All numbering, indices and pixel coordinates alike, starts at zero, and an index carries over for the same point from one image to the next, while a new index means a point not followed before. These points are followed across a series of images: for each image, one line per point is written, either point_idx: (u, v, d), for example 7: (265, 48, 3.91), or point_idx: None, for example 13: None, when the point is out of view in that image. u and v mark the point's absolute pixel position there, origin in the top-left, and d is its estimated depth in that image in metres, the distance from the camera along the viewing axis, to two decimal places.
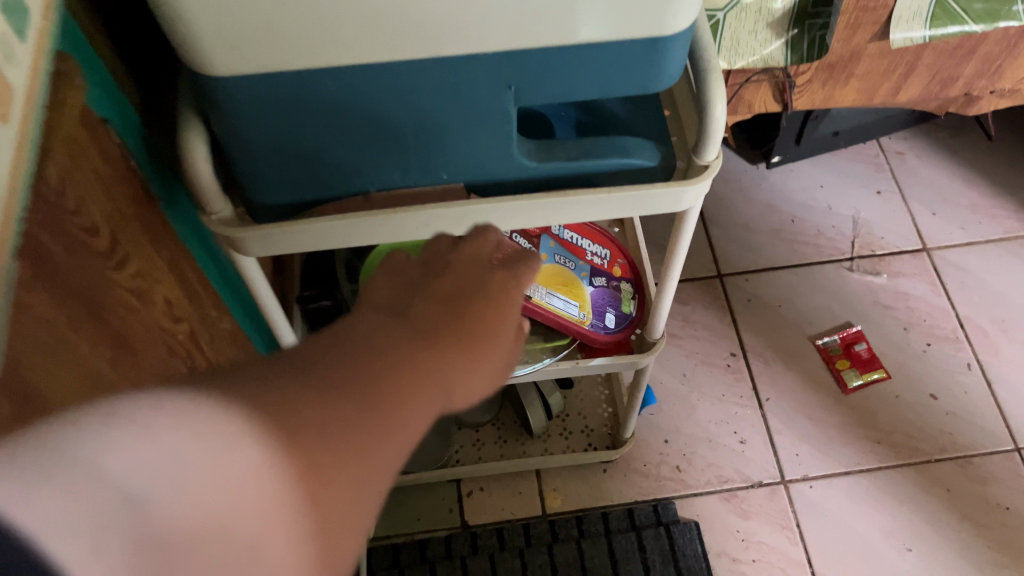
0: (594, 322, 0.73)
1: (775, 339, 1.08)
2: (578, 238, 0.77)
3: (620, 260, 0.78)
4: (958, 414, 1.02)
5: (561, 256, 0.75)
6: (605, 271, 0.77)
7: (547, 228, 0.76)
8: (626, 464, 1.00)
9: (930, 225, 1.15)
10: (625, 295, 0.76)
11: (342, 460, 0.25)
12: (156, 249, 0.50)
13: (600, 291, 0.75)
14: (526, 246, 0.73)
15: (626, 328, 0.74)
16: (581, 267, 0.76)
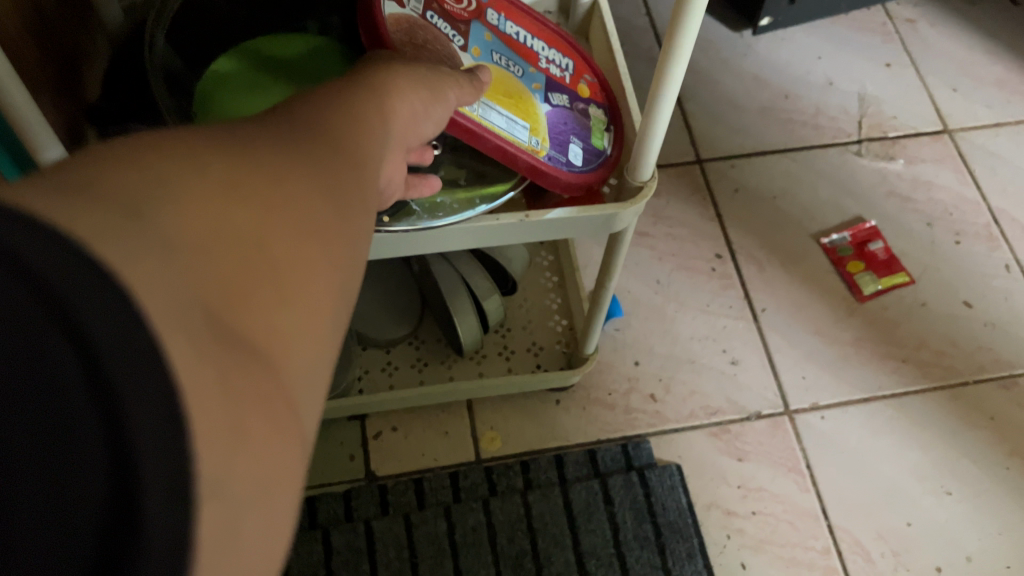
0: (554, 155, 0.48)
1: (771, 237, 0.85)
2: (525, 35, 0.52)
3: (588, 77, 0.53)
4: (998, 326, 0.81)
5: (503, 55, 0.50)
6: (567, 88, 0.52)
7: (480, 15, 0.50)
8: (587, 393, 0.76)
9: (951, 103, 0.94)
10: (596, 123, 0.52)
11: (314, 190, 0.23)
12: None
13: (560, 114, 0.50)
14: (448, 32, 0.48)
15: (598, 171, 0.50)
16: (532, 76, 0.51)
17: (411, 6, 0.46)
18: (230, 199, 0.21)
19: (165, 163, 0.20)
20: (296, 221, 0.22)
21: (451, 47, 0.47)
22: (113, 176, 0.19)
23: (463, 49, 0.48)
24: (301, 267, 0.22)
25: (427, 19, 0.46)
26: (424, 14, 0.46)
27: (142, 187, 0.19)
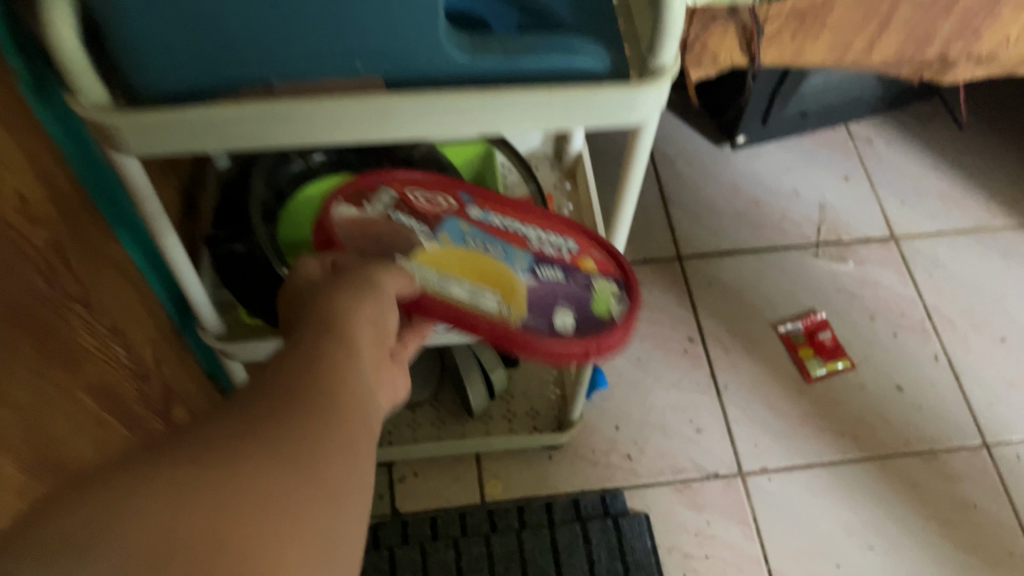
0: (534, 323, 0.48)
1: (736, 324, 1.02)
2: (514, 222, 0.53)
3: (592, 255, 0.54)
4: (924, 407, 0.96)
5: (481, 237, 0.50)
6: (564, 263, 0.52)
7: (460, 211, 0.52)
8: (574, 451, 0.93)
9: (899, 213, 1.11)
10: (600, 294, 0.52)
11: (262, 469, 0.29)
12: (9, 135, 0.41)
13: (550, 284, 0.50)
14: (412, 225, 0.50)
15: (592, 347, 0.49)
16: (520, 253, 0.51)
17: (371, 209, 0.51)
18: (185, 506, 0.26)
19: (130, 496, 0.26)
20: (246, 505, 0.27)
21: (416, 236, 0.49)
22: (93, 520, 0.25)
23: (430, 230, 0.50)
24: (259, 532, 0.27)
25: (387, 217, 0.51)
26: (384, 215, 0.51)
27: (112, 523, 0.25)
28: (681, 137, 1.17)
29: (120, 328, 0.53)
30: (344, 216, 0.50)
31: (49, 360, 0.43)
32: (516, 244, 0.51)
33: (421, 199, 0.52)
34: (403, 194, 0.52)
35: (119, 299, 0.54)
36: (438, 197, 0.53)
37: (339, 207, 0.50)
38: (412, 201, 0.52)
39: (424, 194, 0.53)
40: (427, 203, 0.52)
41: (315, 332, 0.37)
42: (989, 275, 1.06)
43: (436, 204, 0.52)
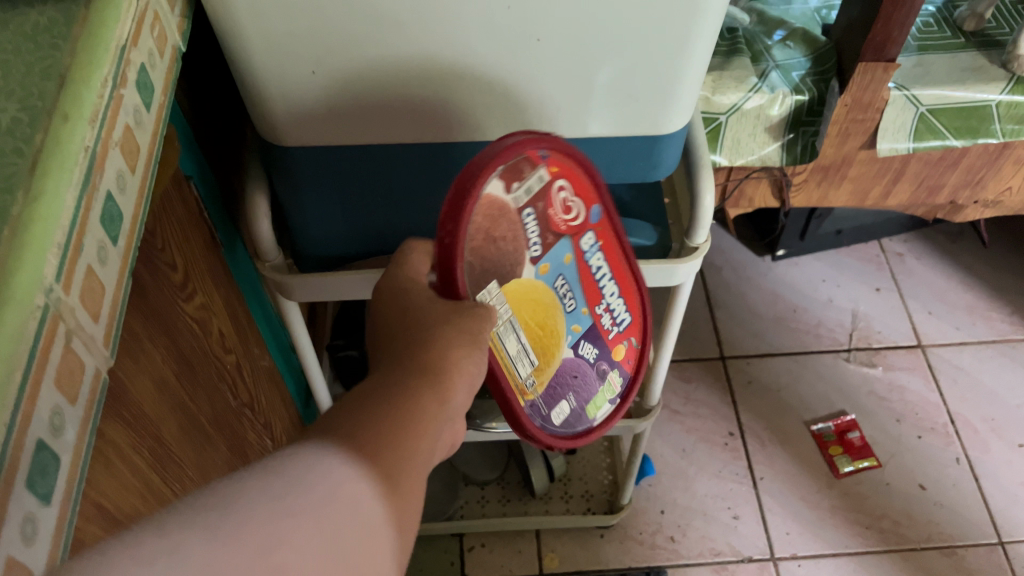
0: (537, 406, 0.50)
1: (773, 421, 1.14)
2: (604, 272, 0.53)
3: (630, 338, 0.57)
4: (945, 505, 1.06)
5: (568, 284, 0.50)
6: (603, 342, 0.55)
7: (577, 234, 0.50)
8: (623, 530, 1.04)
9: (926, 323, 1.23)
10: (603, 393, 0.57)
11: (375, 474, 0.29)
12: (216, 288, 0.57)
13: (575, 363, 0.53)
14: (530, 237, 0.46)
15: (570, 440, 0.54)
16: (581, 316, 0.52)
17: (516, 194, 0.44)
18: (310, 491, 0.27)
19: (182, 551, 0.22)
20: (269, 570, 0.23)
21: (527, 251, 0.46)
22: None
23: (534, 262, 0.47)
24: None
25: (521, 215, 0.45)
26: (522, 210, 0.45)
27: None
28: (727, 249, 1.31)
29: (270, 424, 0.69)
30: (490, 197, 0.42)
31: (232, 453, 0.58)
32: (585, 307, 0.52)
33: (562, 204, 0.48)
34: (552, 188, 0.47)
35: (270, 400, 0.69)
36: (572, 205, 0.49)
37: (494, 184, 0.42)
38: (554, 208, 0.48)
39: (566, 196, 0.48)
40: (565, 209, 0.48)
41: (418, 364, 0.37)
42: (1010, 384, 1.17)
43: (568, 215, 0.49)
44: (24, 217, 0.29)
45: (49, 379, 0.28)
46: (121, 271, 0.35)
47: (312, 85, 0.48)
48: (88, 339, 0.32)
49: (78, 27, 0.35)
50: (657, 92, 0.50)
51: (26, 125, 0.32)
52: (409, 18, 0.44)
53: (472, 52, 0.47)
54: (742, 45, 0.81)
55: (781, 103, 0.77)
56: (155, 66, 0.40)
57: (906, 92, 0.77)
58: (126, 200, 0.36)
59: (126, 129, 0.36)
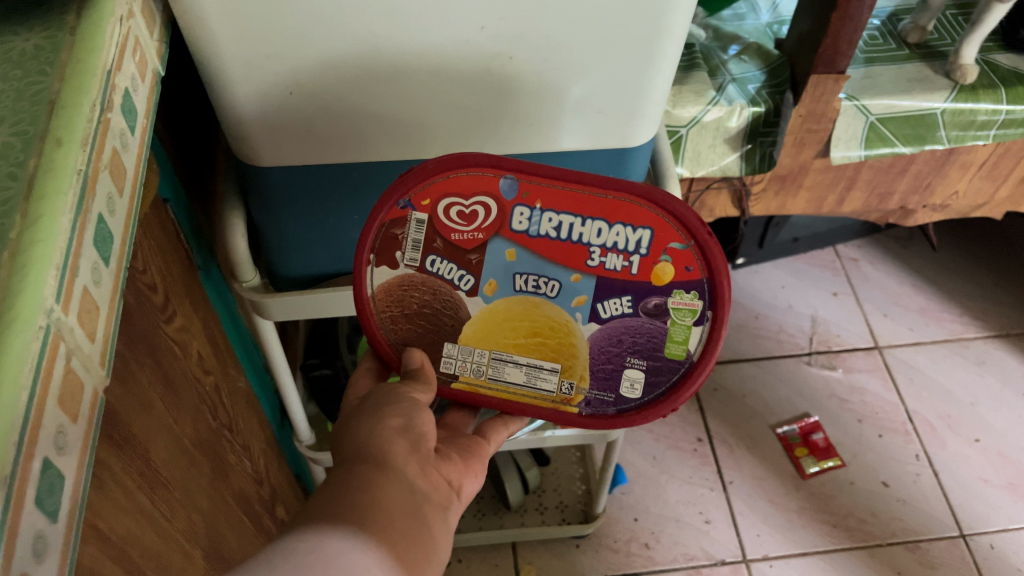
0: (594, 397, 0.52)
1: (739, 426, 1.16)
2: (569, 219, 0.47)
3: (667, 252, 0.48)
4: (908, 501, 1.09)
5: (529, 274, 0.49)
6: (631, 282, 0.48)
7: (503, 223, 0.48)
8: (598, 540, 1.06)
9: (882, 325, 1.27)
10: (677, 321, 0.49)
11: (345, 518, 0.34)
12: (194, 309, 0.58)
13: (611, 330, 0.50)
14: (454, 276, 0.49)
15: (659, 401, 0.51)
16: (576, 285, 0.49)
17: (406, 261, 0.49)
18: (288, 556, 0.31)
19: None
20: None
21: (458, 293, 0.50)
22: None
23: (472, 293, 0.50)
24: None
25: (426, 267, 0.49)
26: (422, 265, 0.49)
27: None
28: None
29: (249, 445, 0.69)
30: (381, 284, 0.50)
31: (215, 475, 0.58)
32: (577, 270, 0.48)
33: (459, 219, 0.48)
34: (437, 216, 0.48)
35: (247, 421, 0.69)
36: (478, 209, 0.47)
37: (373, 274, 0.49)
38: (449, 223, 0.48)
39: (460, 207, 0.47)
40: (466, 220, 0.48)
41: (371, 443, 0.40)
42: (963, 382, 1.21)
43: (473, 223, 0.48)
44: (24, 239, 0.29)
45: (52, 398, 0.29)
46: (113, 292, 0.35)
47: (291, 107, 0.49)
48: (86, 358, 0.32)
49: (65, 54, 0.36)
50: (624, 108, 0.52)
51: (18, 149, 0.32)
52: (387, 38, 0.45)
53: (447, 72, 0.48)
54: (700, 58, 0.83)
55: (738, 115, 0.80)
56: (138, 91, 0.41)
57: (855, 102, 0.80)
58: (115, 222, 0.36)
59: (114, 152, 0.37)
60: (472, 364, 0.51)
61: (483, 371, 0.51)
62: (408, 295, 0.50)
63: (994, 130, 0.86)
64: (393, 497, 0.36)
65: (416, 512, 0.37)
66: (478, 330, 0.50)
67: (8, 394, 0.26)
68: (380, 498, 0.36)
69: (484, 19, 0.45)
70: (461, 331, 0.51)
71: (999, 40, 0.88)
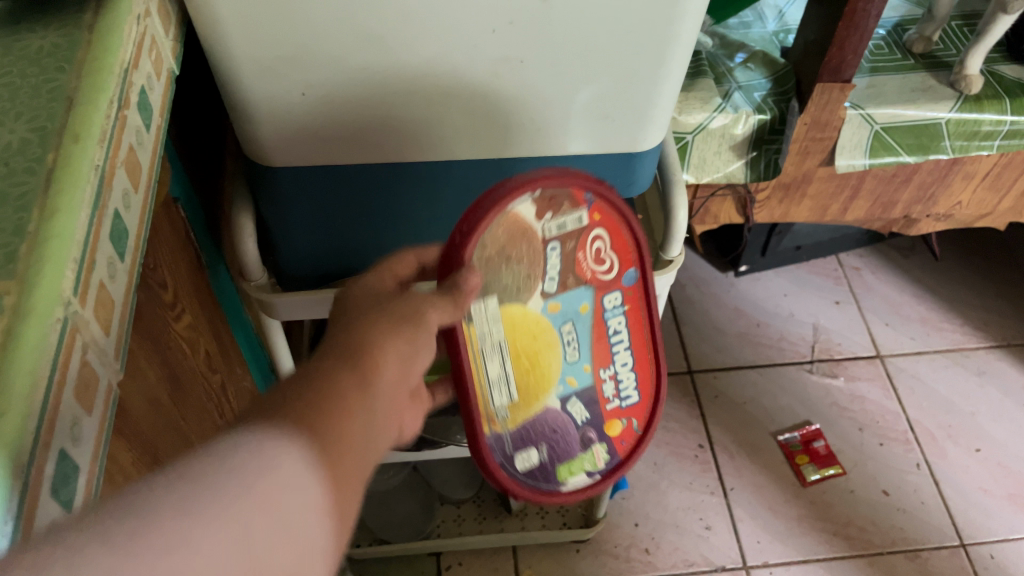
0: (505, 434, 0.50)
1: (740, 433, 1.17)
2: (622, 336, 0.53)
3: (631, 420, 0.55)
4: (908, 510, 1.09)
5: (573, 331, 0.51)
6: (597, 411, 0.53)
7: (602, 289, 0.51)
8: (598, 544, 1.06)
9: (883, 334, 1.27)
10: (582, 461, 0.54)
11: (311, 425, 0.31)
12: (202, 308, 0.58)
13: (557, 420, 0.52)
14: (551, 271, 0.49)
15: (519, 487, 0.52)
16: (580, 368, 0.52)
17: (546, 226, 0.48)
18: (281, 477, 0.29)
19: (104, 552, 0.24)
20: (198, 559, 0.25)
21: (536, 285, 0.49)
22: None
23: (542, 295, 0.49)
24: None
25: (546, 245, 0.48)
26: (547, 240, 0.48)
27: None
28: (691, 265, 1.35)
29: None
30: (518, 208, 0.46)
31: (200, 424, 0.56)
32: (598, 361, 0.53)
33: (592, 253, 0.50)
34: (589, 232, 0.49)
35: None
36: (603, 262, 0.51)
37: (525, 203, 0.46)
38: (586, 244, 0.50)
39: (600, 248, 0.50)
40: (593, 257, 0.50)
41: (365, 338, 0.37)
42: (964, 392, 1.21)
43: (595, 265, 0.50)
44: (41, 233, 0.30)
45: (68, 390, 0.29)
46: (127, 287, 0.36)
47: (302, 108, 0.49)
48: (102, 352, 0.32)
49: (83, 52, 0.36)
50: (633, 112, 0.53)
51: (35, 145, 0.33)
52: (400, 41, 0.46)
53: (458, 73, 0.48)
54: (706, 67, 0.84)
55: (744, 122, 0.81)
56: (153, 89, 0.41)
57: (860, 111, 0.80)
58: (130, 217, 0.37)
59: (129, 150, 0.37)
60: (484, 330, 0.48)
61: (484, 340, 0.48)
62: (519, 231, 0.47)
63: (998, 141, 0.86)
64: (362, 414, 0.34)
65: (373, 443, 0.34)
66: (513, 316, 0.48)
67: (25, 385, 0.26)
68: (349, 413, 0.33)
69: (495, 23, 0.45)
70: (510, 306, 0.48)
71: (1004, 52, 0.89)
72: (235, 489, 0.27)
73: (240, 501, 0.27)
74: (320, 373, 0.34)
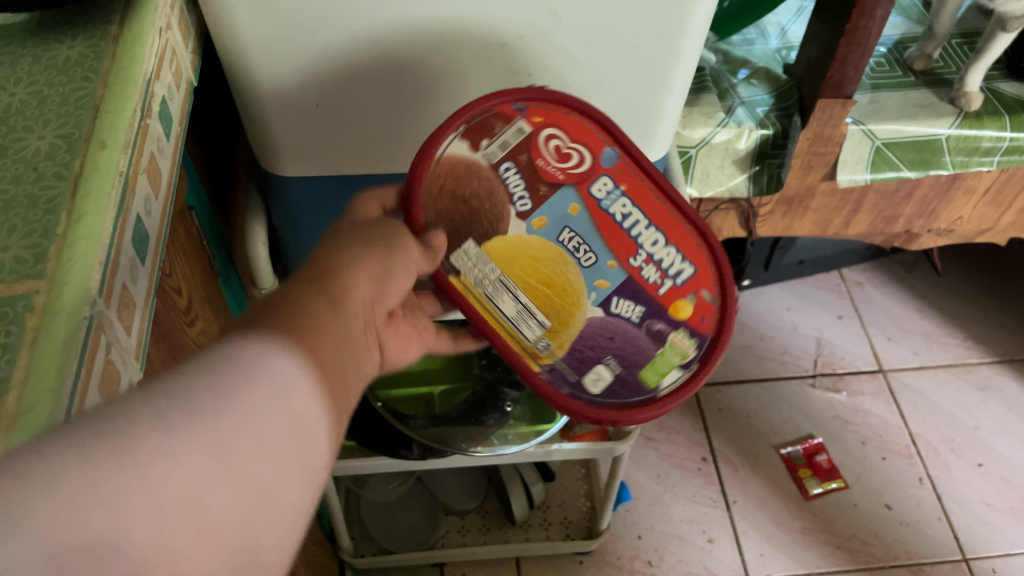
0: (558, 367, 0.49)
1: (743, 446, 1.17)
2: (636, 215, 0.51)
3: (701, 292, 0.51)
4: (911, 524, 1.09)
5: (577, 233, 0.50)
6: (650, 300, 0.50)
7: (582, 180, 0.50)
8: (602, 556, 1.06)
9: (886, 349, 1.28)
10: (667, 356, 0.50)
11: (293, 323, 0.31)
12: (215, 314, 0.59)
13: (607, 323, 0.50)
14: (515, 192, 0.49)
15: (617, 408, 0.49)
16: (609, 270, 0.50)
17: (485, 150, 0.49)
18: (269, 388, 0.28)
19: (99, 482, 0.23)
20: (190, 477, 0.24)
21: (512, 210, 0.49)
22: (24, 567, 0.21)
23: (525, 214, 0.49)
24: None
25: (497, 170, 0.49)
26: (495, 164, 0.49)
27: None
28: None
29: None
30: (449, 156, 0.49)
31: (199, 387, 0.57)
32: (625, 257, 0.50)
33: (551, 153, 0.50)
34: (535, 137, 0.50)
35: None
36: (573, 157, 0.50)
37: (450, 143, 0.48)
38: (540, 147, 0.50)
39: (558, 145, 0.50)
40: (556, 157, 0.50)
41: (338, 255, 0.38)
42: (966, 407, 1.22)
43: (563, 163, 0.50)
44: (70, 235, 0.31)
45: (93, 386, 0.30)
46: (147, 289, 0.37)
47: (316, 119, 0.51)
48: (124, 351, 0.33)
49: (108, 62, 0.38)
50: (639, 125, 0.54)
51: (63, 151, 0.34)
52: (413, 54, 0.47)
53: (469, 86, 0.50)
54: (710, 82, 0.85)
55: (747, 137, 0.82)
56: (174, 99, 0.43)
57: (862, 126, 0.81)
58: (151, 223, 0.38)
59: (151, 157, 0.38)
60: (479, 273, 0.49)
61: (481, 284, 0.48)
62: (466, 175, 0.49)
63: (998, 157, 0.87)
64: (338, 322, 0.34)
65: (353, 365, 0.34)
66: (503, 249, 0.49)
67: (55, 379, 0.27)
68: (330, 328, 0.33)
69: (506, 37, 0.47)
70: (491, 240, 0.49)
71: (1004, 68, 0.90)
72: (216, 407, 0.26)
73: (226, 419, 0.26)
74: (293, 298, 0.33)
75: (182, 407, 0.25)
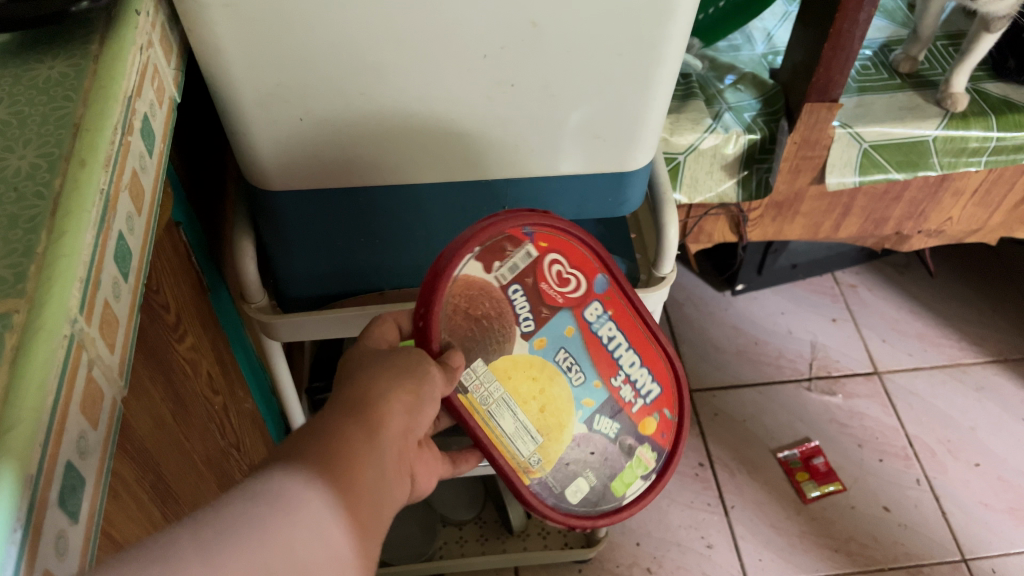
0: (544, 482, 0.53)
1: (740, 451, 1.17)
2: (617, 338, 0.55)
3: (659, 412, 0.57)
4: (910, 525, 1.09)
5: (572, 355, 0.53)
6: (627, 417, 0.56)
7: (577, 305, 0.54)
8: (600, 563, 1.06)
9: (881, 350, 1.28)
10: (632, 468, 0.56)
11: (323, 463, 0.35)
12: (205, 330, 0.59)
13: (591, 439, 0.54)
14: (521, 313, 0.51)
15: (593, 517, 0.55)
16: (595, 388, 0.54)
17: (496, 274, 0.50)
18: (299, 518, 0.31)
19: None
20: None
21: (515, 329, 0.51)
22: None
23: (526, 335, 0.52)
24: None
25: (507, 292, 0.51)
26: (506, 287, 0.51)
27: None
28: (686, 285, 1.36)
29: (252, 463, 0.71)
30: (468, 274, 0.49)
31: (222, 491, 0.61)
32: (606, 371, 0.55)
33: (554, 277, 0.52)
34: (541, 261, 0.52)
35: (252, 440, 0.71)
36: (571, 279, 0.53)
37: (469, 262, 0.48)
38: (545, 272, 0.52)
39: (560, 271, 0.53)
40: (556, 281, 0.53)
41: (363, 386, 0.41)
42: (962, 407, 1.22)
43: (562, 287, 0.53)
44: (50, 253, 0.31)
45: (75, 405, 0.30)
46: (131, 307, 0.37)
47: (300, 132, 0.51)
48: (106, 369, 0.34)
49: (89, 81, 0.38)
50: (623, 132, 0.54)
51: (44, 170, 0.34)
52: (394, 67, 0.47)
53: (451, 98, 0.50)
54: (696, 89, 0.86)
55: (735, 142, 0.83)
56: (156, 116, 0.43)
57: (849, 130, 0.82)
58: (134, 240, 0.38)
59: (133, 174, 0.38)
60: (484, 391, 0.50)
61: (487, 403, 0.51)
62: (479, 293, 0.49)
63: (985, 156, 0.87)
64: (373, 460, 0.37)
65: (379, 495, 0.37)
66: (506, 367, 0.51)
67: (33, 399, 0.27)
68: (357, 468, 0.36)
69: (487, 48, 0.47)
70: (495, 359, 0.51)
71: (989, 69, 0.91)
72: (259, 548, 0.29)
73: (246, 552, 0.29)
74: (324, 434, 0.37)
75: (229, 548, 0.28)
